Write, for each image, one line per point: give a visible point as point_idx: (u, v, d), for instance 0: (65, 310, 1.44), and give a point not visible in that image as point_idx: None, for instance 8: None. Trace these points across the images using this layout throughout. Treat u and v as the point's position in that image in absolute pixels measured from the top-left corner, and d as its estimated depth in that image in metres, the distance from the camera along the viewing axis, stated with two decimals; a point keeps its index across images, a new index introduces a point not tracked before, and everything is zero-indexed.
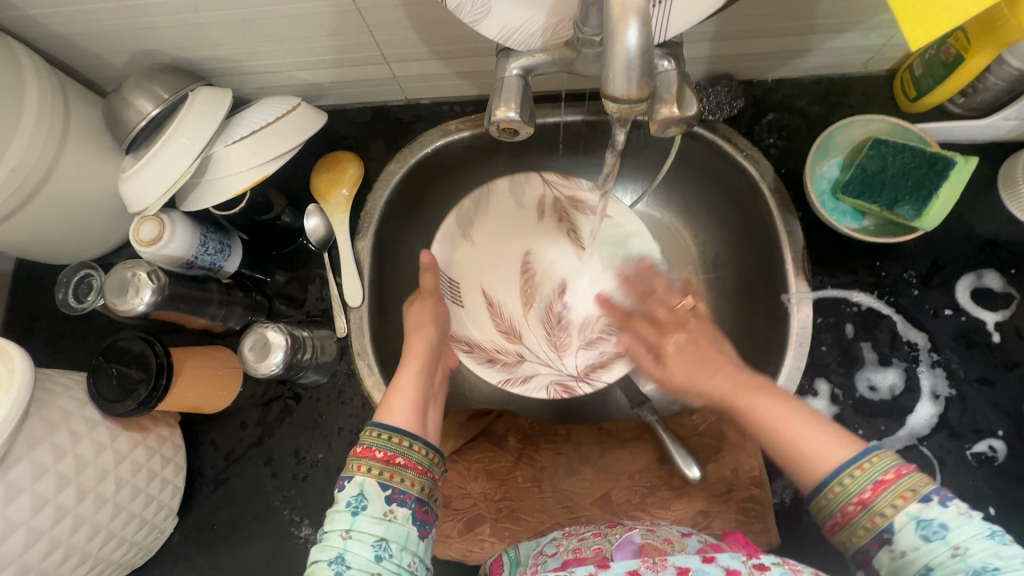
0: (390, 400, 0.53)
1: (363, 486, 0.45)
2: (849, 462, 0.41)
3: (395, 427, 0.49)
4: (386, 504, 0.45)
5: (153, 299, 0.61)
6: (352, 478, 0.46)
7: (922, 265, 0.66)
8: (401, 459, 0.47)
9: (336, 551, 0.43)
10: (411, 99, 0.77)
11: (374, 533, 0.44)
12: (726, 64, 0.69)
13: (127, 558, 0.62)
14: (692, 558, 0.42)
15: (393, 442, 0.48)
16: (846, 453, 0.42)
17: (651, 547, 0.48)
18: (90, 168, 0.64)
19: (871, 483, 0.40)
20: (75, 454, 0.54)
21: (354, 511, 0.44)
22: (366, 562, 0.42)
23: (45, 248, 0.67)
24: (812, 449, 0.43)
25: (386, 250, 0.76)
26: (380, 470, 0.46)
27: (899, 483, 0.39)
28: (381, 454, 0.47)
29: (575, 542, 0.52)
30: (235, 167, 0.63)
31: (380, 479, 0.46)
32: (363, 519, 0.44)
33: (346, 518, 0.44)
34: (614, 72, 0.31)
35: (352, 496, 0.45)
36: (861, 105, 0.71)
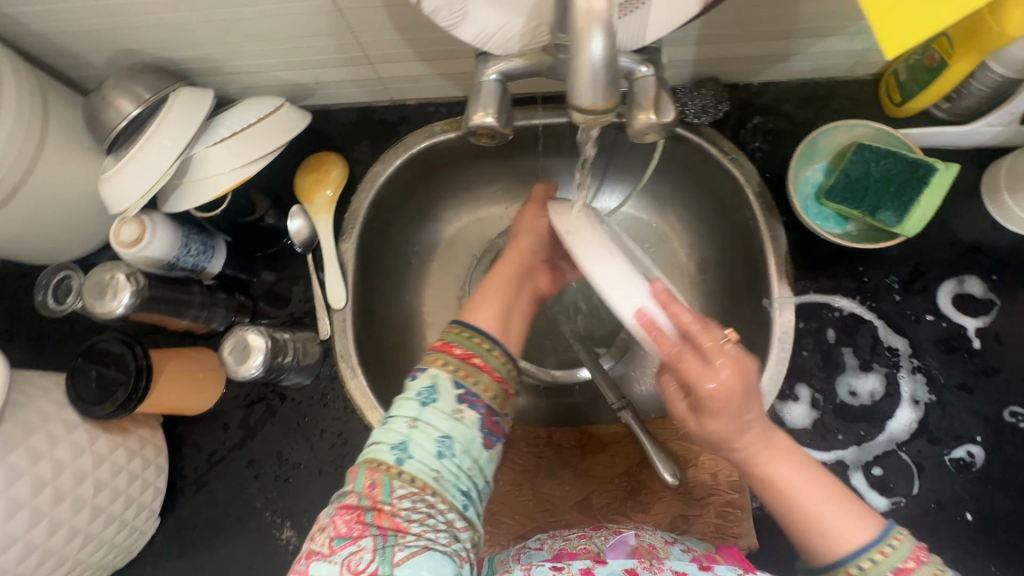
0: (477, 303, 0.57)
1: (436, 380, 0.48)
2: (871, 544, 0.42)
3: (475, 326, 0.54)
4: (456, 403, 0.48)
5: (132, 301, 0.61)
6: (428, 370, 0.49)
7: (904, 270, 0.66)
8: (478, 361, 0.51)
9: (402, 438, 0.46)
10: (397, 100, 0.77)
11: (439, 430, 0.46)
12: (712, 67, 0.69)
13: (109, 559, 0.62)
14: (690, 565, 0.45)
15: (471, 341, 0.52)
16: (872, 532, 0.43)
17: (645, 550, 0.48)
18: (70, 169, 0.64)
19: (896, 569, 0.41)
20: (52, 458, 0.54)
21: (425, 403, 0.47)
22: (428, 456, 0.45)
23: (27, 248, 0.67)
24: (834, 527, 0.44)
25: (371, 252, 0.76)
26: (456, 368, 0.49)
27: (919, 571, 0.41)
28: (459, 352, 0.51)
29: (561, 541, 0.54)
30: (216, 169, 0.63)
31: (455, 376, 0.49)
32: (432, 412, 0.47)
33: (416, 407, 0.47)
34: (579, 83, 0.30)
35: (424, 388, 0.48)
36: (847, 109, 0.70)
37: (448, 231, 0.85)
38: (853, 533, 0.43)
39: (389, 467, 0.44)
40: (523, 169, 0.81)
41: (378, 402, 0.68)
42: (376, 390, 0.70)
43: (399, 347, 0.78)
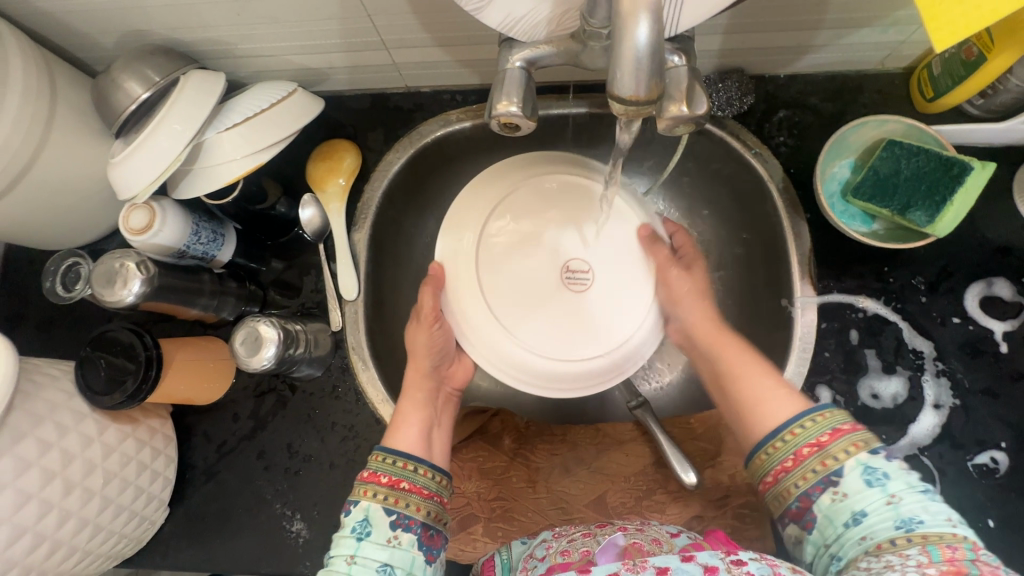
0: (396, 428, 0.56)
1: (368, 512, 0.47)
2: (794, 419, 0.47)
3: (399, 451, 0.53)
4: (390, 530, 0.47)
5: (142, 290, 0.60)
6: (360, 502, 0.48)
7: (931, 271, 0.64)
8: (405, 483, 0.50)
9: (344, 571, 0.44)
10: (411, 87, 0.75)
11: (378, 558, 0.45)
12: (738, 58, 0.67)
13: (118, 550, 0.62)
14: (672, 557, 0.40)
15: (397, 466, 0.51)
16: (800, 410, 0.48)
17: (635, 548, 0.47)
18: (78, 153, 0.62)
19: (829, 429, 0.45)
20: (61, 448, 0.53)
21: (359, 537, 0.46)
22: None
23: (34, 234, 0.65)
24: (767, 407, 0.50)
25: (383, 242, 0.75)
26: (386, 495, 0.48)
27: (835, 444, 0.44)
28: (386, 479, 0.50)
29: (564, 543, 0.51)
30: (229, 155, 0.61)
31: (387, 504, 0.48)
32: (368, 546, 0.46)
33: (352, 543, 0.46)
34: (621, 71, 0.29)
35: (357, 522, 0.47)
36: (876, 103, 0.68)
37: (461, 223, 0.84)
38: (789, 408, 0.48)
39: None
40: None
41: (390, 395, 0.68)
42: (388, 383, 0.69)
43: None
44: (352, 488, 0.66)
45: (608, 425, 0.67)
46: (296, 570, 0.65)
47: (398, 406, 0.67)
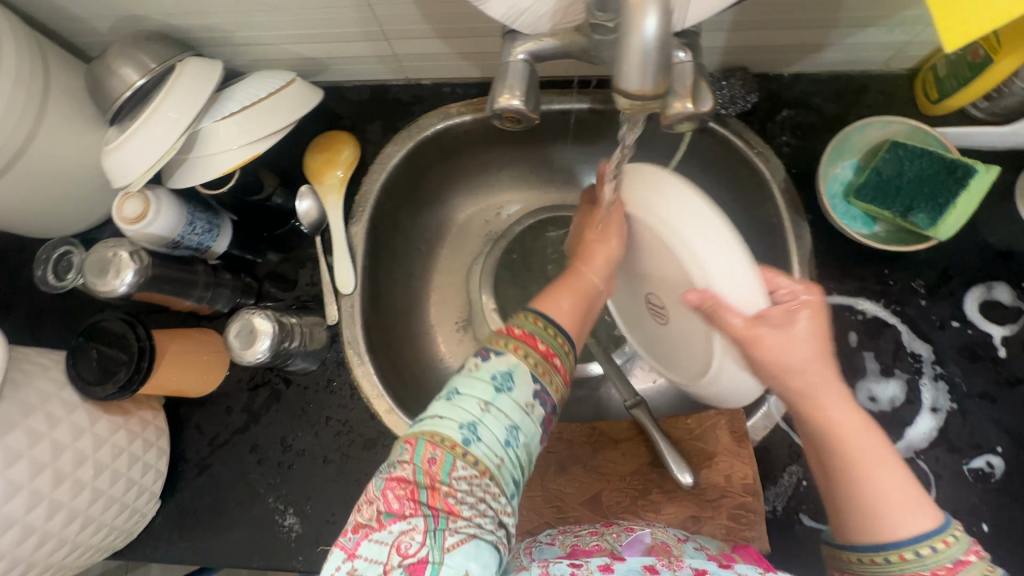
0: (559, 293, 0.53)
1: (514, 367, 0.46)
2: (920, 535, 0.41)
3: (556, 320, 0.50)
4: (530, 395, 0.45)
5: (136, 280, 0.59)
6: (506, 354, 0.46)
7: (931, 275, 0.64)
8: (557, 361, 0.48)
9: (471, 417, 0.43)
10: (411, 79, 0.74)
11: (510, 418, 0.44)
12: (742, 56, 0.66)
13: (108, 543, 0.61)
14: (709, 563, 0.45)
15: (555, 339, 0.49)
16: (929, 523, 0.41)
17: (660, 546, 0.49)
18: (71, 141, 0.61)
19: (948, 562, 0.40)
20: (51, 439, 0.52)
21: (500, 388, 0.44)
22: (496, 444, 0.43)
23: (26, 221, 0.64)
24: (894, 514, 0.42)
25: (380, 236, 0.74)
26: (537, 362, 0.47)
27: (962, 574, 0.39)
28: (542, 347, 0.47)
29: (571, 538, 0.54)
30: (224, 144, 0.60)
31: (533, 369, 0.46)
32: (505, 400, 0.44)
33: (490, 390, 0.44)
34: (629, 63, 0.28)
35: (500, 372, 0.45)
36: (879, 104, 0.68)
37: (460, 217, 0.84)
38: (917, 523, 0.42)
39: (454, 444, 0.42)
40: (538, 155, 0.79)
41: (385, 390, 0.67)
42: (384, 378, 0.69)
43: (407, 335, 0.77)
44: (346, 483, 0.66)
45: (604, 424, 0.66)
46: (288, 565, 0.64)
47: (393, 401, 0.67)
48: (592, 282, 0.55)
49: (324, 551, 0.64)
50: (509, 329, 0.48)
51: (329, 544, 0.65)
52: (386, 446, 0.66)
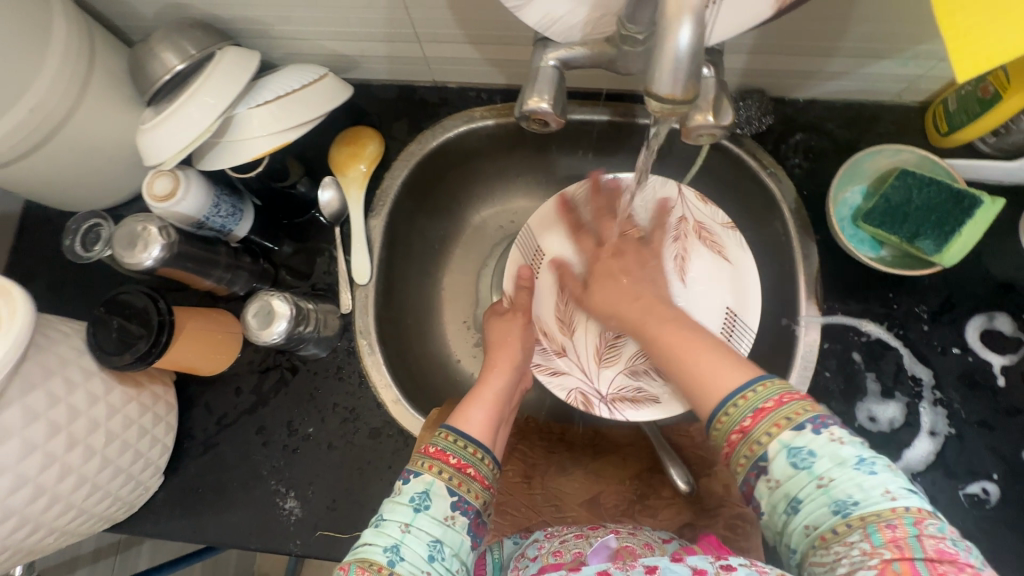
0: (471, 405, 0.57)
1: (430, 485, 0.48)
2: (735, 391, 0.45)
3: (468, 434, 0.53)
4: (449, 509, 0.48)
5: (161, 255, 0.60)
6: (422, 475, 0.49)
7: (934, 301, 0.65)
8: (471, 470, 0.51)
9: (394, 538, 0.45)
10: (438, 82, 0.77)
11: (430, 533, 0.46)
12: (759, 79, 0.69)
13: (110, 513, 0.62)
14: (662, 559, 0.42)
15: (467, 451, 0.51)
16: (744, 377, 0.46)
17: (626, 551, 0.48)
18: (110, 119, 0.63)
19: (753, 411, 0.44)
20: (68, 403, 0.53)
21: (417, 508, 0.47)
22: (419, 558, 0.44)
23: (58, 193, 0.66)
24: (708, 373, 0.48)
25: (397, 231, 0.76)
26: (451, 475, 0.49)
27: (779, 411, 0.43)
28: (455, 460, 0.50)
29: (556, 544, 0.53)
30: (256, 131, 0.62)
31: (449, 484, 0.49)
32: (424, 518, 0.47)
33: (409, 512, 0.47)
34: (660, 72, 0.30)
35: (417, 493, 0.48)
36: (890, 134, 0.70)
37: (476, 219, 0.86)
38: (733, 377, 0.47)
39: (380, 567, 0.43)
40: (555, 163, 0.82)
41: (393, 380, 0.69)
42: (393, 369, 0.70)
43: (416, 329, 0.78)
44: (348, 470, 0.67)
45: (607, 428, 0.67)
46: (285, 548, 0.65)
47: (400, 392, 0.68)
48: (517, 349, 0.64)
49: (322, 536, 0.65)
50: (424, 448, 0.51)
51: (327, 529, 0.65)
52: (390, 436, 0.67)
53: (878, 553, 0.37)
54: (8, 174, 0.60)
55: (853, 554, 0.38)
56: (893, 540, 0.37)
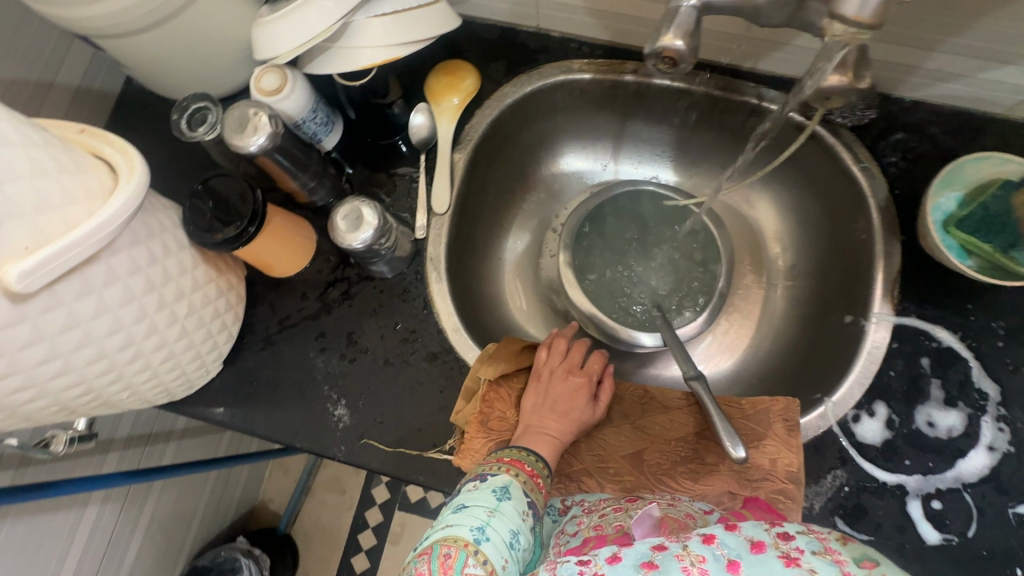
0: (533, 427, 0.61)
1: (509, 483, 0.54)
2: None
3: (538, 453, 0.59)
4: (525, 506, 0.53)
5: (265, 144, 0.59)
6: (499, 475, 0.55)
7: (1014, 319, 0.64)
8: (540, 480, 0.57)
9: (479, 519, 0.50)
10: (543, 29, 0.77)
11: (511, 522, 0.51)
12: (872, 69, 0.68)
13: (173, 388, 0.63)
14: (717, 528, 0.45)
15: (536, 463, 0.58)
16: None
17: (672, 523, 0.53)
18: (230, 9, 0.64)
19: None
20: (163, 266, 0.54)
21: (500, 497, 0.53)
22: (502, 543, 0.49)
23: (165, 74, 0.68)
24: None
25: (479, 169, 0.77)
26: (526, 480, 0.56)
27: None
28: (528, 468, 0.57)
29: (597, 518, 0.57)
30: (366, 42, 0.63)
31: (524, 487, 0.55)
32: (505, 506, 0.52)
33: (492, 500, 0.52)
34: None
35: (499, 487, 0.54)
36: (995, 147, 0.69)
37: (550, 174, 0.86)
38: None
39: (466, 543, 0.48)
40: (641, 130, 0.83)
41: (456, 311, 0.70)
42: (456, 301, 0.71)
43: (478, 269, 0.79)
44: (401, 389, 0.68)
45: (657, 389, 0.67)
46: (329, 452, 0.66)
47: (461, 323, 0.69)
48: (568, 385, 0.64)
49: (366, 445, 0.66)
50: (499, 456, 0.58)
51: (372, 441, 0.66)
52: (445, 362, 0.68)
53: None
54: (130, 43, 0.62)
55: None
56: None
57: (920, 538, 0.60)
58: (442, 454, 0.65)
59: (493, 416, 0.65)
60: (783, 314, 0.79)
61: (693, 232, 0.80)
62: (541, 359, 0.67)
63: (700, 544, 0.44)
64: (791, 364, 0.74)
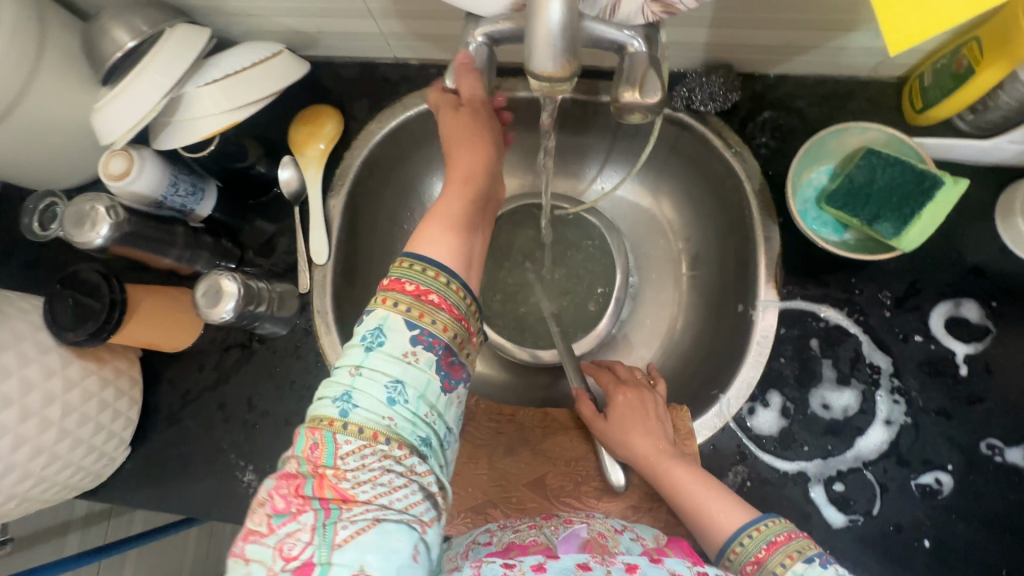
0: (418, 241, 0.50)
1: (385, 321, 0.45)
2: (749, 522, 0.49)
3: (431, 260, 0.47)
4: (410, 343, 0.44)
5: (110, 234, 0.61)
6: (374, 310, 0.45)
7: (899, 287, 0.63)
8: (434, 297, 0.46)
9: (361, 355, 0.44)
10: (400, 59, 0.75)
11: (388, 373, 0.43)
12: (725, 53, 0.66)
13: (77, 482, 0.64)
14: (642, 560, 0.45)
15: (424, 272, 0.46)
16: (744, 519, 0.50)
17: (596, 543, 0.50)
18: (65, 97, 0.64)
19: (765, 543, 0.47)
20: (21, 376, 0.56)
21: (370, 346, 0.44)
22: (377, 403, 0.42)
23: (22, 172, 0.68)
24: (715, 513, 0.51)
25: (360, 210, 0.76)
26: (409, 305, 0.45)
27: (790, 544, 0.45)
28: (411, 287, 0.46)
29: (510, 533, 0.55)
30: (203, 110, 0.62)
31: (408, 316, 0.45)
32: (376, 357, 0.44)
33: (360, 354, 0.44)
34: (537, 49, 0.34)
35: (370, 330, 0.45)
36: (865, 111, 0.67)
37: None
38: (727, 511, 0.51)
39: (331, 421, 0.42)
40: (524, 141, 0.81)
41: None
42: None
43: None
44: None
45: (556, 410, 0.68)
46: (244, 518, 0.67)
47: None
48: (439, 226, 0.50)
49: None
50: (382, 283, 0.47)
51: None
52: None
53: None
54: None
55: None
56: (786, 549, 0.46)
57: (825, 523, 0.59)
58: None
59: None
60: (689, 307, 0.78)
61: (588, 240, 0.80)
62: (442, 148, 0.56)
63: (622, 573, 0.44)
64: (697, 359, 0.73)
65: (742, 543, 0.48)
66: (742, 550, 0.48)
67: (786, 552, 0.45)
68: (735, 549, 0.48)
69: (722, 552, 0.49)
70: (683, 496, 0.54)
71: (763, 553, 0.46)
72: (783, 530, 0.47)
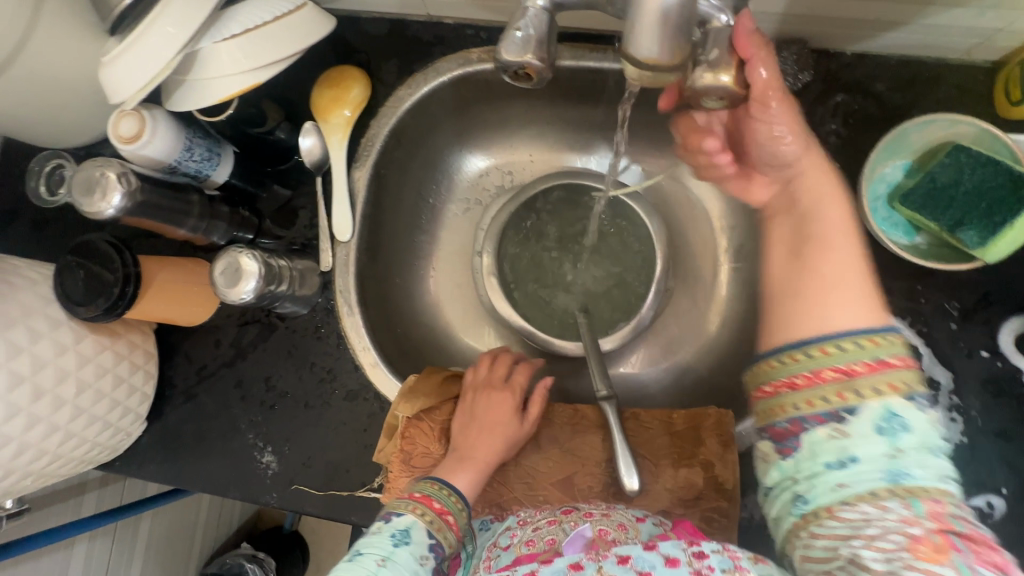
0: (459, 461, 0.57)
1: (411, 525, 0.49)
2: (866, 331, 0.42)
3: (454, 486, 0.55)
4: (427, 550, 0.48)
5: (123, 204, 0.57)
6: (404, 515, 0.50)
7: (969, 297, 0.58)
8: (451, 517, 0.52)
9: (388, 547, 0.47)
10: (434, 17, 0.68)
11: (408, 569, 0.46)
12: (801, 25, 0.59)
13: (93, 456, 0.62)
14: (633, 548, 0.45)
15: (449, 498, 0.53)
16: (861, 324, 0.42)
17: (601, 540, 0.48)
18: (70, 46, 0.58)
19: (871, 359, 0.40)
20: (31, 353, 0.53)
21: (398, 542, 0.47)
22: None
23: (27, 127, 0.63)
24: (835, 321, 0.43)
25: (385, 183, 0.71)
26: (432, 519, 0.50)
27: (897, 373, 0.40)
28: (437, 506, 0.52)
29: (529, 531, 0.53)
30: (222, 70, 0.56)
31: (430, 527, 0.50)
32: (400, 553, 0.47)
33: (387, 545, 0.47)
34: (642, 35, 0.34)
35: (398, 530, 0.48)
36: (950, 100, 0.60)
37: (473, 172, 0.80)
38: (861, 318, 0.43)
39: None
40: (564, 115, 0.75)
41: (372, 343, 0.67)
42: (373, 331, 0.68)
43: (402, 289, 0.75)
44: (325, 430, 0.66)
45: (585, 407, 0.65)
46: (262, 500, 0.66)
47: (379, 356, 0.66)
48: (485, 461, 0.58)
49: (296, 491, 0.65)
50: (409, 494, 0.53)
51: (301, 485, 0.65)
52: (367, 399, 0.66)
53: (919, 522, 0.37)
54: None
55: (887, 520, 0.38)
56: (935, 512, 0.38)
57: None
58: (371, 492, 0.64)
59: (417, 452, 0.62)
60: (731, 302, 0.73)
61: (627, 227, 0.75)
62: (469, 380, 0.64)
63: (614, 564, 0.44)
64: (737, 359, 0.69)
65: (842, 346, 0.41)
66: (859, 361, 0.40)
67: (890, 379, 0.40)
68: (826, 348, 0.42)
69: (792, 345, 0.43)
70: (826, 273, 0.46)
71: (861, 368, 0.40)
72: (900, 355, 0.41)
